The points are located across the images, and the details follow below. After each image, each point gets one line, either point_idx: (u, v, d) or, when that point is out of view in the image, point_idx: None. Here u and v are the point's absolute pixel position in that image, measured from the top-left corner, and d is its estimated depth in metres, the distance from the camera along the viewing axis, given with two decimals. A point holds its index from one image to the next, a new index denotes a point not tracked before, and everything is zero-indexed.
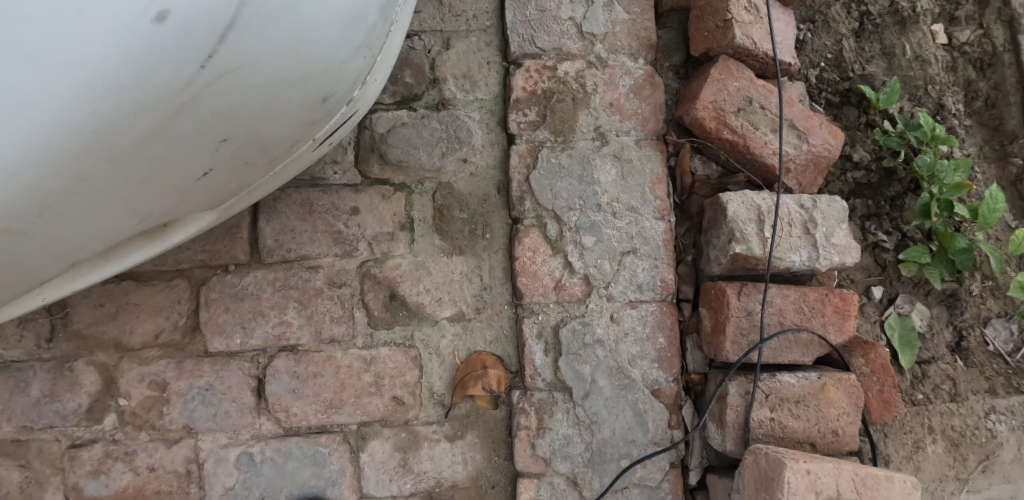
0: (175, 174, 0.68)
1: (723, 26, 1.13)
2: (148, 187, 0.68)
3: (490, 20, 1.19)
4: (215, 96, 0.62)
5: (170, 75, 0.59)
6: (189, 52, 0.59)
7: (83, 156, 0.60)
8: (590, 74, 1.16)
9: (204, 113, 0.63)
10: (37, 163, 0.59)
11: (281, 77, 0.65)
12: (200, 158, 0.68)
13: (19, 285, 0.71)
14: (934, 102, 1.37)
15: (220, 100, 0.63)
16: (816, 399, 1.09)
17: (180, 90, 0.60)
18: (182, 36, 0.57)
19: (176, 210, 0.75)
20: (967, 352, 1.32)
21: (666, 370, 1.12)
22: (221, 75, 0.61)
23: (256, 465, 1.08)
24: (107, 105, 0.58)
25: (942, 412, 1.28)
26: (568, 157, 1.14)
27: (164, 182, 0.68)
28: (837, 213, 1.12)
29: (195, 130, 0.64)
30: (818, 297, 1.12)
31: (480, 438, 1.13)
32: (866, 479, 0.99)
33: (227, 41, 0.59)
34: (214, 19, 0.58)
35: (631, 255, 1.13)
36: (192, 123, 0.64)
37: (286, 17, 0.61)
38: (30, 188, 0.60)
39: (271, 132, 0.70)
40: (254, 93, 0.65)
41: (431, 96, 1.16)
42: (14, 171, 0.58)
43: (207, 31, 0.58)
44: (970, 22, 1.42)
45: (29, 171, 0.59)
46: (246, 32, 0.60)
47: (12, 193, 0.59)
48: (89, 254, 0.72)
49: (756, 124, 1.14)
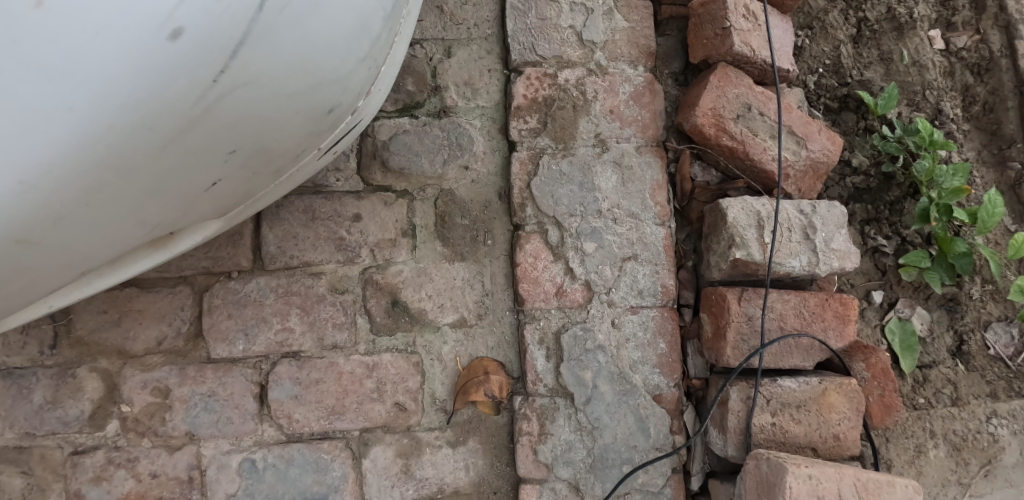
0: (185, 185, 0.69)
1: (722, 34, 1.14)
2: (158, 198, 0.68)
3: (491, 29, 1.20)
4: (226, 109, 0.63)
5: (183, 89, 0.60)
6: (203, 66, 0.59)
7: (96, 169, 0.61)
8: (590, 81, 1.17)
9: (215, 126, 0.64)
10: (51, 176, 0.59)
11: (291, 90, 0.66)
12: (210, 169, 0.69)
13: (28, 295, 0.71)
14: (932, 108, 1.38)
15: (232, 112, 0.64)
16: (817, 403, 1.10)
17: (193, 103, 0.61)
18: (196, 51, 0.58)
19: (184, 220, 0.75)
20: (968, 356, 1.32)
21: (666, 375, 1.13)
22: (233, 88, 0.62)
23: (258, 471, 1.08)
24: (121, 119, 0.59)
25: (943, 416, 1.29)
26: (568, 163, 1.15)
27: (173, 193, 0.69)
28: (836, 218, 1.13)
29: (205, 142, 0.65)
30: (818, 302, 1.13)
31: (482, 444, 1.13)
32: (868, 483, 0.99)
33: (239, 56, 0.60)
34: (227, 35, 0.59)
35: (632, 260, 1.14)
36: (203, 136, 0.64)
37: (297, 31, 0.62)
38: (44, 199, 0.61)
39: (279, 142, 0.71)
40: (265, 105, 0.65)
41: (433, 104, 1.17)
42: (28, 183, 0.59)
43: (220, 46, 0.59)
44: (967, 28, 1.43)
45: (43, 183, 0.59)
46: (258, 46, 0.61)
47: (26, 205, 0.60)
48: (98, 264, 0.72)
49: (755, 130, 1.15)
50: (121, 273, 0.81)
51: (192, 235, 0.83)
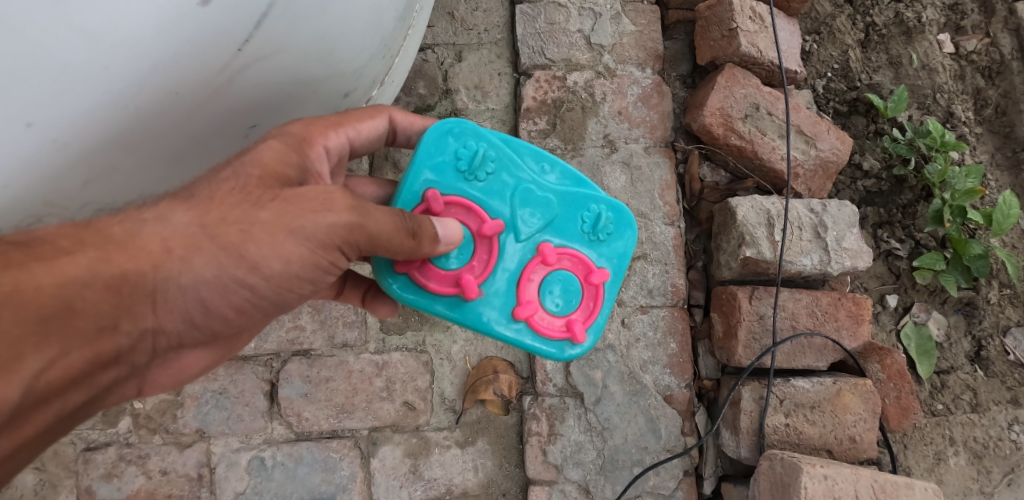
0: (204, 159, 0.66)
1: (729, 35, 1.15)
2: (177, 172, 0.65)
3: (501, 34, 1.23)
4: (245, 80, 0.60)
5: (208, 59, 0.55)
6: (229, 35, 0.55)
7: (124, 136, 0.55)
8: (598, 84, 1.19)
9: (236, 96, 0.60)
10: (83, 139, 0.53)
11: (305, 68, 0.65)
12: (229, 147, 0.67)
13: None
14: (943, 111, 1.38)
15: (252, 85, 0.61)
16: (831, 404, 1.08)
17: (217, 73, 0.56)
18: (224, 19, 0.53)
19: None
20: (987, 361, 1.30)
21: (677, 376, 1.12)
22: (254, 60, 0.59)
23: (267, 469, 1.08)
24: (152, 83, 0.53)
25: (962, 423, 1.26)
26: (577, 164, 1.16)
27: (193, 172, 0.67)
28: (848, 217, 1.12)
29: (227, 114, 0.62)
30: (831, 301, 1.12)
31: (491, 445, 1.12)
32: (885, 485, 0.97)
33: (263, 27, 0.56)
34: (254, 5, 0.54)
35: (642, 260, 1.14)
36: (225, 107, 0.61)
37: (316, 10, 0.60)
38: (71, 163, 0.54)
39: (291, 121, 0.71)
40: (280, 81, 0.64)
41: (444, 106, 1.19)
42: (63, 143, 0.52)
43: (248, 16, 0.55)
44: (976, 32, 1.43)
45: (74, 144, 0.53)
46: (281, 20, 0.57)
47: (57, 168, 0.54)
48: None
49: (763, 130, 1.15)
50: None
51: None
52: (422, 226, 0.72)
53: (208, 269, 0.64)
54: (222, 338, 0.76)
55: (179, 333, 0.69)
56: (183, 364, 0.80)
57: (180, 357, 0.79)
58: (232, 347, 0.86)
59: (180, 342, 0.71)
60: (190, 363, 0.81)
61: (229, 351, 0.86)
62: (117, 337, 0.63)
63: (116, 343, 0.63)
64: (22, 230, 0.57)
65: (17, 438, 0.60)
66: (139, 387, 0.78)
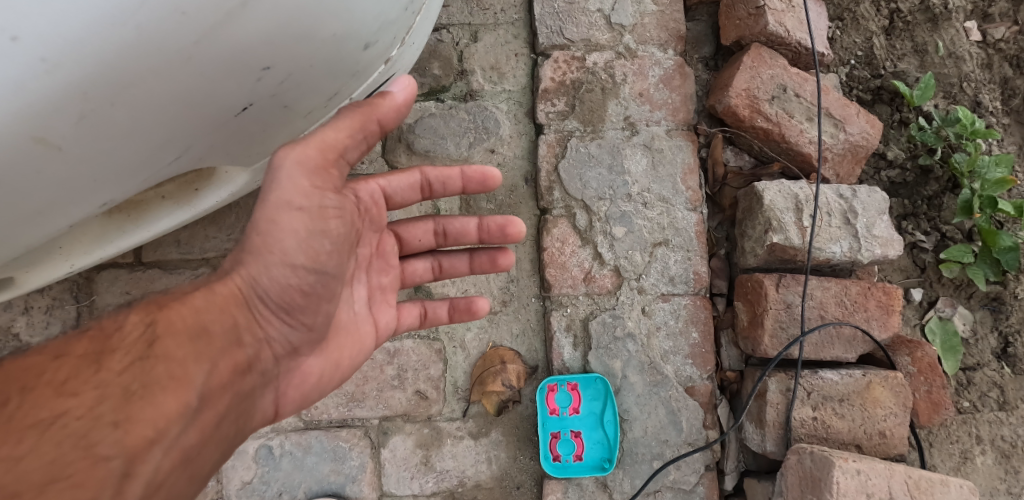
0: (214, 105, 0.65)
1: (755, 14, 1.12)
2: (183, 119, 0.64)
3: (518, 13, 1.19)
4: (260, 9, 0.58)
5: None
6: None
7: (124, 57, 0.56)
8: (619, 64, 1.15)
9: (250, 27, 0.59)
10: (76, 61, 0.55)
11: (328, 11, 0.62)
12: (242, 89, 0.65)
13: (48, 224, 0.70)
14: (970, 100, 1.34)
15: (268, 19, 0.59)
16: (860, 398, 1.03)
17: None
18: None
19: (210, 155, 0.73)
20: (1014, 358, 1.24)
21: (700, 367, 1.08)
22: None
23: (275, 459, 1.04)
24: None
25: (989, 421, 1.22)
26: (596, 146, 1.12)
27: (203, 117, 0.66)
28: (879, 203, 1.08)
29: (239, 50, 0.60)
30: (860, 291, 1.07)
31: (504, 437, 1.08)
32: (920, 481, 0.92)
33: None
34: None
35: (664, 246, 1.10)
36: (236, 42, 0.60)
37: None
38: (66, 89, 0.56)
39: (313, 74, 0.68)
40: (298, 21, 0.61)
41: (459, 88, 1.15)
42: (54, 62, 0.54)
43: None
44: (1004, 19, 1.38)
45: (68, 66, 0.55)
46: None
47: (50, 90, 0.56)
48: (114, 198, 0.71)
49: (791, 113, 1.11)
50: (146, 231, 0.87)
51: (216, 193, 0.87)
52: (381, 113, 0.71)
53: (272, 286, 0.72)
54: (325, 326, 0.80)
55: (287, 339, 0.77)
56: (303, 369, 0.82)
57: (296, 356, 0.80)
58: (341, 342, 0.85)
59: (291, 344, 0.78)
60: (307, 366, 0.82)
61: (336, 359, 0.85)
62: (244, 352, 0.73)
63: (247, 355, 0.73)
64: (14, 161, 0.60)
65: (178, 458, 0.64)
66: (277, 402, 0.81)
